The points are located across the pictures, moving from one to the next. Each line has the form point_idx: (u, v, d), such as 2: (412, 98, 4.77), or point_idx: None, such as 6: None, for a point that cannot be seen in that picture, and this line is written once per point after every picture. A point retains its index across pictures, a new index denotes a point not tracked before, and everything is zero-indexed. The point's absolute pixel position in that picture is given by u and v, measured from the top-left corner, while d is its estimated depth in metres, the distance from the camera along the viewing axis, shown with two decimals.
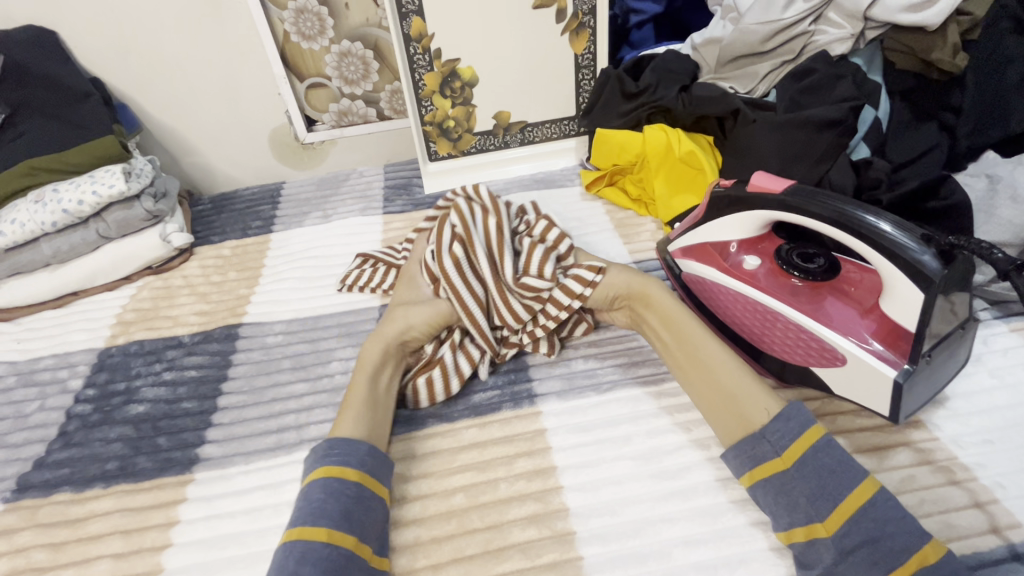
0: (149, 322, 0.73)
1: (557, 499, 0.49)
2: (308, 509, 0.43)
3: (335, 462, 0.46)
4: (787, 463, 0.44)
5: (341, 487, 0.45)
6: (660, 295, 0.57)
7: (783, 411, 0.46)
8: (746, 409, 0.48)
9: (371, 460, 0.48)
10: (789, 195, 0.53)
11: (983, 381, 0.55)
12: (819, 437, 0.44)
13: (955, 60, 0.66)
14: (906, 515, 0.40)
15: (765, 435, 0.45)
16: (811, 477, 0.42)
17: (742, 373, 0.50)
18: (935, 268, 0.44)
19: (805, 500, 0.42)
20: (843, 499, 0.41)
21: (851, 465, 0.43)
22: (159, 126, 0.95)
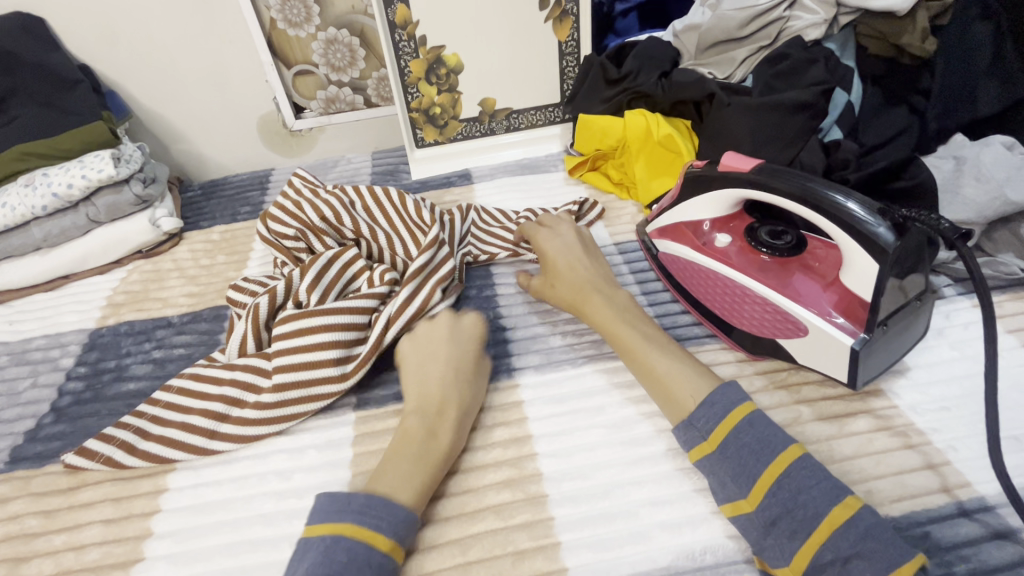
0: (139, 304, 0.75)
1: (531, 465, 0.51)
2: (327, 569, 0.39)
3: (369, 526, 0.42)
4: (712, 446, 0.46)
5: (370, 554, 0.41)
6: (601, 297, 0.59)
7: (709, 397, 0.48)
8: (677, 387, 0.51)
9: (404, 530, 0.43)
10: (757, 173, 0.55)
11: (943, 353, 0.57)
12: (740, 419, 0.46)
13: (925, 44, 0.68)
14: (822, 482, 0.42)
15: (693, 422, 0.48)
16: (732, 458, 0.44)
17: (670, 356, 0.53)
18: (888, 240, 0.46)
19: (730, 480, 0.44)
20: (761, 476, 0.43)
21: (770, 441, 0.44)
22: (149, 114, 0.96)
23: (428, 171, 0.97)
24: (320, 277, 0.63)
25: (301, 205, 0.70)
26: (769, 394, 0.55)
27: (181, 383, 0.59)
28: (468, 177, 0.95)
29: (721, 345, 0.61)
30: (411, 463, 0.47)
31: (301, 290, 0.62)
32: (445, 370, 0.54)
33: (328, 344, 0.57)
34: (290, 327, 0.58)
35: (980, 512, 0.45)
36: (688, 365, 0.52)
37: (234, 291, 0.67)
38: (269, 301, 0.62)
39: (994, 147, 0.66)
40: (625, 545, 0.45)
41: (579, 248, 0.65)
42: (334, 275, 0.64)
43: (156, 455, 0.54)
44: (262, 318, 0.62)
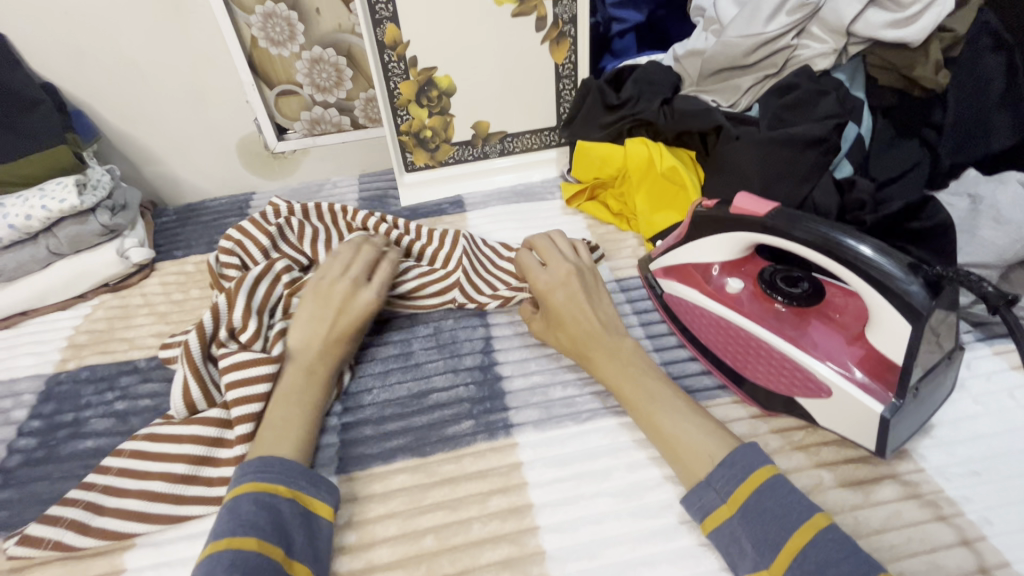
0: (103, 345, 0.69)
1: (532, 541, 0.46)
2: (236, 522, 0.42)
3: (263, 479, 0.45)
4: (732, 509, 0.43)
5: (272, 502, 0.44)
6: (601, 346, 0.55)
7: (730, 457, 0.45)
8: (688, 450, 0.47)
9: (302, 475, 0.47)
10: (773, 219, 0.51)
11: (968, 408, 0.54)
12: (762, 480, 0.43)
13: (937, 77, 0.66)
14: (855, 553, 0.38)
15: (711, 483, 0.44)
16: (754, 523, 0.41)
17: (677, 415, 0.49)
18: (923, 300, 0.43)
19: (752, 547, 0.41)
20: (785, 542, 0.40)
21: (792, 507, 0.41)
22: (120, 135, 0.90)
23: (418, 197, 0.93)
24: (250, 300, 0.60)
25: (246, 230, 0.68)
26: (787, 456, 0.51)
27: (135, 446, 0.53)
28: (461, 205, 0.91)
29: (733, 398, 0.57)
30: (291, 413, 0.52)
31: (235, 318, 0.59)
32: (324, 333, 0.58)
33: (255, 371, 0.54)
34: (244, 372, 0.54)
35: None
36: (702, 424, 0.48)
37: (166, 351, 0.62)
38: (200, 335, 0.58)
39: (1010, 185, 0.64)
40: None
41: (570, 284, 0.59)
42: (264, 295, 0.62)
43: (112, 531, 0.49)
44: (199, 359, 0.57)
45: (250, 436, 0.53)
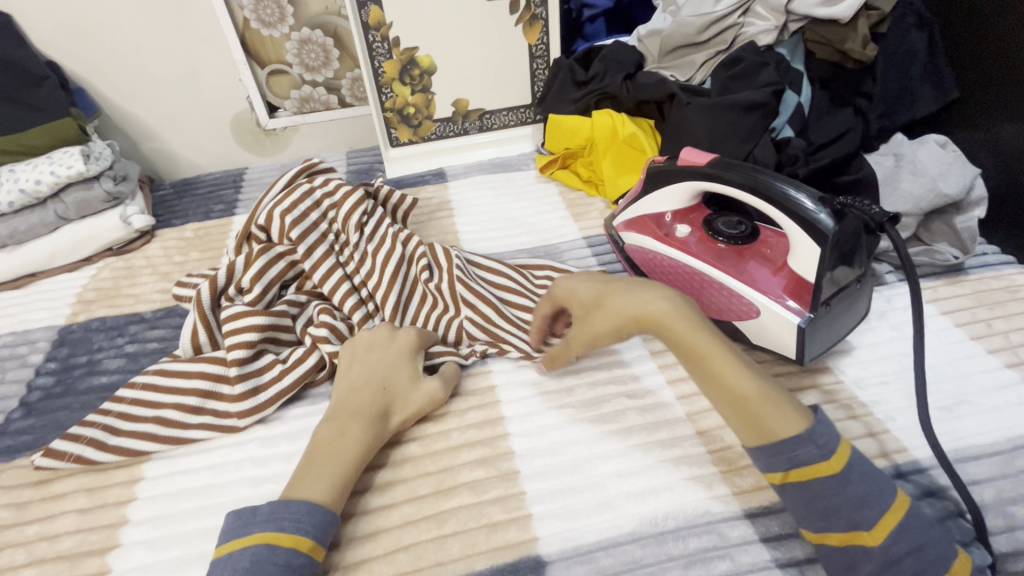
0: (111, 300, 0.74)
1: (503, 444, 0.53)
2: None
3: (270, 529, 0.43)
4: (833, 468, 0.41)
5: (267, 555, 0.42)
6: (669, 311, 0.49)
7: (815, 415, 0.44)
8: (776, 410, 0.43)
9: (318, 524, 0.44)
10: (712, 166, 0.59)
11: (884, 333, 0.62)
12: (844, 460, 0.42)
13: (866, 50, 0.74)
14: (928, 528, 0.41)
15: (812, 437, 0.42)
16: (853, 487, 0.41)
17: (746, 370, 0.46)
18: (829, 225, 0.50)
19: (854, 509, 0.40)
20: (887, 511, 0.40)
21: (882, 481, 0.42)
22: (120, 111, 0.95)
23: (403, 171, 0.99)
24: (263, 269, 0.64)
25: (293, 209, 0.68)
26: None
27: (147, 380, 0.59)
28: (443, 176, 0.97)
29: None
30: (323, 463, 0.48)
31: (243, 280, 0.63)
32: (369, 383, 0.54)
33: (253, 324, 0.59)
34: (239, 322, 0.60)
35: (915, 474, 0.49)
36: (777, 389, 0.46)
37: (179, 290, 0.66)
38: (210, 288, 0.63)
39: (930, 144, 0.73)
40: (593, 514, 0.47)
41: (604, 280, 0.55)
42: (276, 274, 0.65)
43: (128, 448, 0.54)
44: (207, 305, 0.63)
45: (245, 377, 0.57)
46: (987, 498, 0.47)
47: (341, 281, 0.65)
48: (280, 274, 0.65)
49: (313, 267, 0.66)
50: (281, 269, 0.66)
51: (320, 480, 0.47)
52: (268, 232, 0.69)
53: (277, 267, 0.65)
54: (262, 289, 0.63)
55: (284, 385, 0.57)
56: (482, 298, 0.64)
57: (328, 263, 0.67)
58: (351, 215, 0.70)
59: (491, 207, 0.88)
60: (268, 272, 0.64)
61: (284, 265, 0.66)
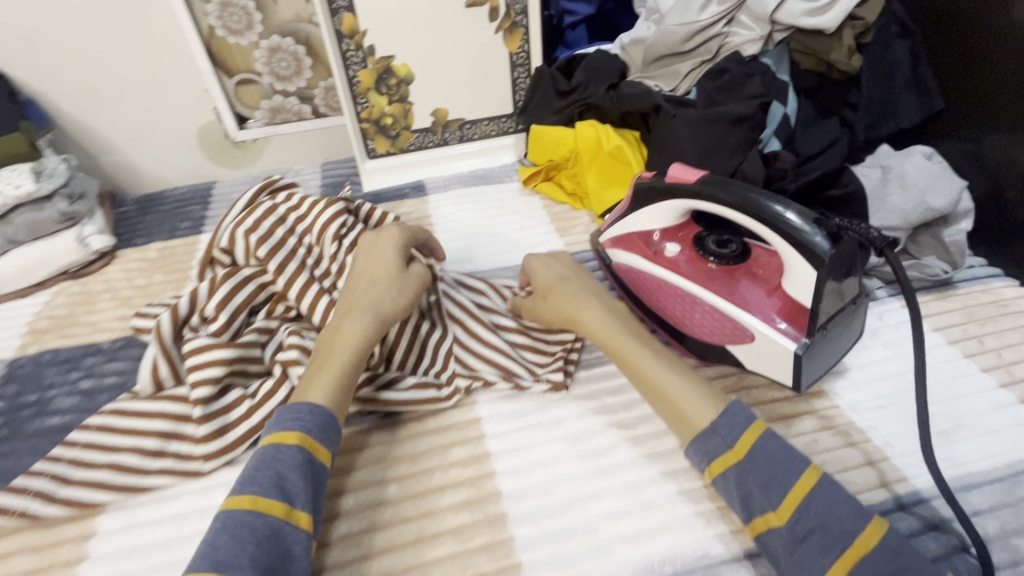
0: (66, 330, 0.69)
1: (489, 483, 0.50)
2: (240, 478, 0.42)
3: (276, 432, 0.45)
4: (738, 456, 0.45)
5: (276, 453, 0.44)
6: (595, 310, 0.57)
7: (731, 407, 0.48)
8: (688, 405, 0.49)
9: (314, 424, 0.46)
10: (701, 185, 0.57)
11: (878, 352, 0.61)
12: (750, 442, 0.45)
13: (851, 61, 0.73)
14: (846, 497, 0.42)
15: (717, 430, 0.47)
16: (758, 468, 0.44)
17: (663, 360, 0.53)
18: (826, 248, 0.48)
19: (759, 491, 0.43)
20: (792, 487, 0.42)
21: (792, 458, 0.44)
22: (76, 124, 0.90)
23: (381, 184, 0.96)
24: (229, 296, 0.60)
25: (257, 227, 0.64)
26: None
27: (102, 421, 0.54)
28: (422, 189, 0.94)
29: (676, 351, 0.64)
30: (321, 362, 0.51)
31: (207, 308, 0.59)
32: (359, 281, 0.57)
33: (217, 356, 0.55)
34: (202, 356, 0.55)
35: (916, 506, 0.47)
36: (699, 386, 0.51)
37: (139, 321, 0.63)
38: (171, 318, 0.59)
39: (915, 156, 0.72)
40: (585, 561, 0.45)
41: (570, 267, 0.64)
42: (243, 299, 0.61)
43: (79, 501, 0.50)
44: (169, 338, 0.58)
45: (208, 417, 0.53)
46: (991, 530, 0.46)
47: (314, 300, 0.61)
48: (247, 297, 0.61)
49: (286, 284, 0.62)
50: (249, 291, 0.62)
51: (324, 379, 0.49)
52: (232, 254, 0.65)
53: (245, 291, 0.61)
54: (228, 316, 0.59)
55: (254, 425, 0.53)
56: (470, 322, 0.61)
57: (300, 283, 0.62)
58: (323, 228, 0.66)
59: (473, 222, 0.85)
60: (231, 295, 0.60)
61: (252, 287, 0.62)
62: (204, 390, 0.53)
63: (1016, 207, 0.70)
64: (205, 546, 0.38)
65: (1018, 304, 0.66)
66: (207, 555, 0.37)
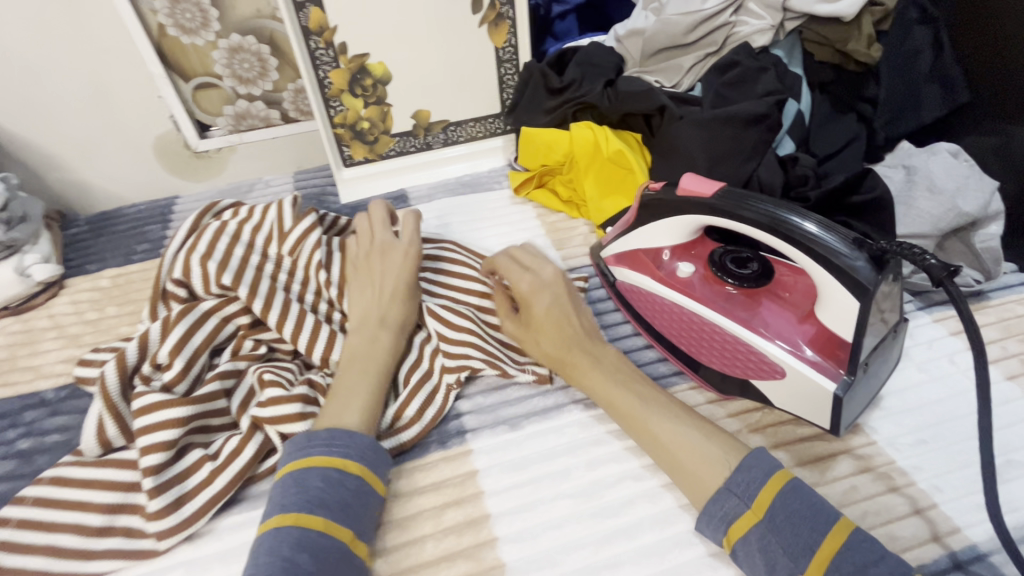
0: (4, 377, 0.61)
1: (490, 554, 0.44)
2: (303, 497, 0.40)
3: (337, 453, 0.43)
4: (759, 514, 0.39)
5: (341, 479, 0.42)
6: (589, 359, 0.51)
7: (743, 461, 0.41)
8: (694, 462, 0.43)
9: (373, 451, 0.44)
10: (720, 199, 0.50)
11: (913, 377, 0.55)
12: (769, 500, 0.39)
13: (870, 50, 0.67)
14: (884, 558, 0.35)
15: (730, 488, 0.40)
16: (783, 528, 0.38)
17: (660, 412, 0.46)
18: (868, 274, 0.43)
19: (783, 555, 0.37)
20: (819, 548, 0.36)
21: (818, 509, 0.38)
22: (14, 138, 0.81)
23: (359, 193, 0.88)
24: (185, 338, 0.53)
25: (211, 252, 0.57)
26: (745, 440, 0.51)
27: (39, 492, 0.47)
28: (405, 200, 0.86)
29: (691, 383, 0.57)
30: (356, 386, 0.48)
31: (161, 353, 0.52)
32: (379, 298, 0.54)
33: (173, 413, 0.48)
34: (152, 418, 0.48)
35: (973, 563, 0.42)
36: (710, 441, 0.44)
37: (82, 368, 0.56)
38: (117, 366, 0.52)
39: (941, 155, 0.66)
40: None
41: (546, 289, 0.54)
42: (203, 339, 0.53)
43: None
44: (115, 393, 0.51)
45: (160, 489, 0.45)
46: None
47: (296, 313, 0.56)
48: (210, 333, 0.54)
49: (264, 308, 0.55)
50: (211, 326, 0.54)
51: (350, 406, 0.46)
52: (187, 286, 0.58)
53: (206, 329, 0.54)
54: (187, 360, 0.52)
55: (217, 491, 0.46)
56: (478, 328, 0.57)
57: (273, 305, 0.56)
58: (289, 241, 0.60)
59: (462, 235, 0.78)
60: (184, 336, 0.52)
61: (213, 323, 0.55)
62: (154, 457, 0.46)
63: None
64: (281, 562, 0.37)
65: None
66: (288, 575, 0.36)
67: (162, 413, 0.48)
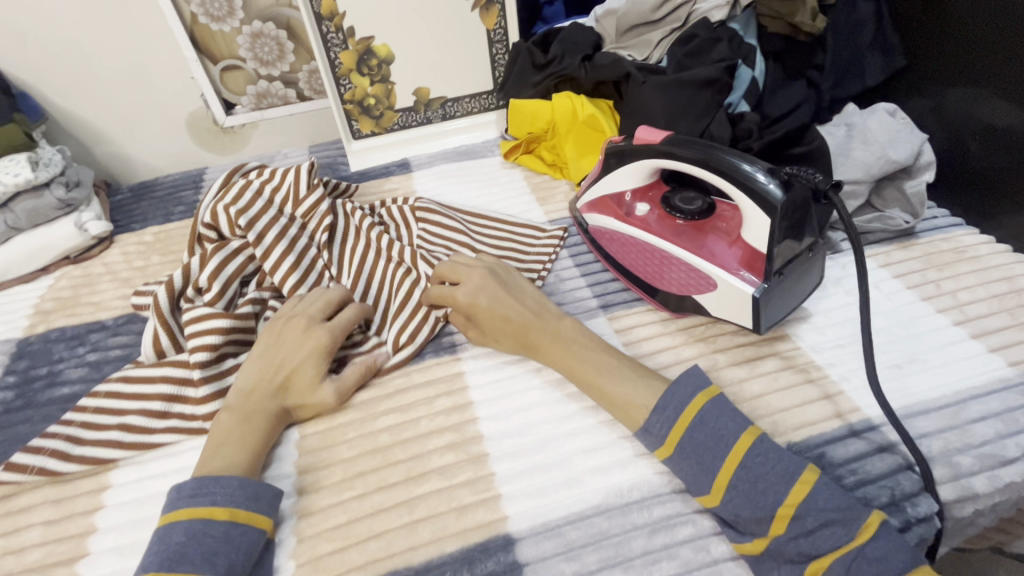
0: (71, 309, 0.73)
1: (472, 428, 0.54)
2: (165, 554, 0.42)
3: (202, 504, 0.44)
4: (670, 450, 0.47)
5: (206, 528, 0.43)
6: (544, 337, 0.56)
7: (662, 400, 0.48)
8: (629, 399, 0.50)
9: (243, 493, 0.46)
10: (668, 144, 0.59)
11: (841, 298, 0.64)
12: (678, 437, 0.46)
13: (815, 22, 0.75)
14: (776, 465, 0.44)
15: (650, 428, 0.48)
16: (690, 456, 0.46)
17: (606, 369, 0.52)
18: (778, 196, 0.52)
19: (694, 476, 0.46)
20: (720, 470, 0.44)
21: (722, 435, 0.45)
22: (67, 116, 0.92)
23: (368, 163, 0.98)
24: (220, 268, 0.63)
25: (236, 201, 0.66)
26: (689, 347, 0.60)
27: (109, 388, 0.58)
28: (407, 166, 0.96)
29: (648, 306, 0.66)
30: (235, 448, 0.49)
31: (201, 279, 0.63)
32: (278, 370, 0.54)
33: (216, 325, 0.59)
34: (202, 325, 0.59)
35: (867, 431, 0.51)
36: (641, 377, 0.51)
37: (136, 299, 0.67)
38: (167, 290, 0.62)
39: (879, 113, 0.75)
40: (560, 491, 0.48)
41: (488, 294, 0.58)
42: (234, 269, 0.64)
43: (94, 457, 0.54)
44: (167, 310, 0.62)
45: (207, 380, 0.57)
46: (935, 450, 0.50)
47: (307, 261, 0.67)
48: (241, 266, 0.65)
49: (265, 254, 0.65)
50: (238, 264, 0.65)
51: (223, 463, 0.48)
52: (217, 229, 0.68)
53: (236, 263, 0.65)
54: (221, 286, 0.63)
55: None
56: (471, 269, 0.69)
57: (290, 250, 0.66)
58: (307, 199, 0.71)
59: (458, 194, 0.88)
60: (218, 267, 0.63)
61: (241, 261, 0.65)
62: (203, 356, 0.57)
63: (977, 156, 0.72)
64: None
65: (976, 250, 0.69)
66: None
67: (207, 325, 0.59)
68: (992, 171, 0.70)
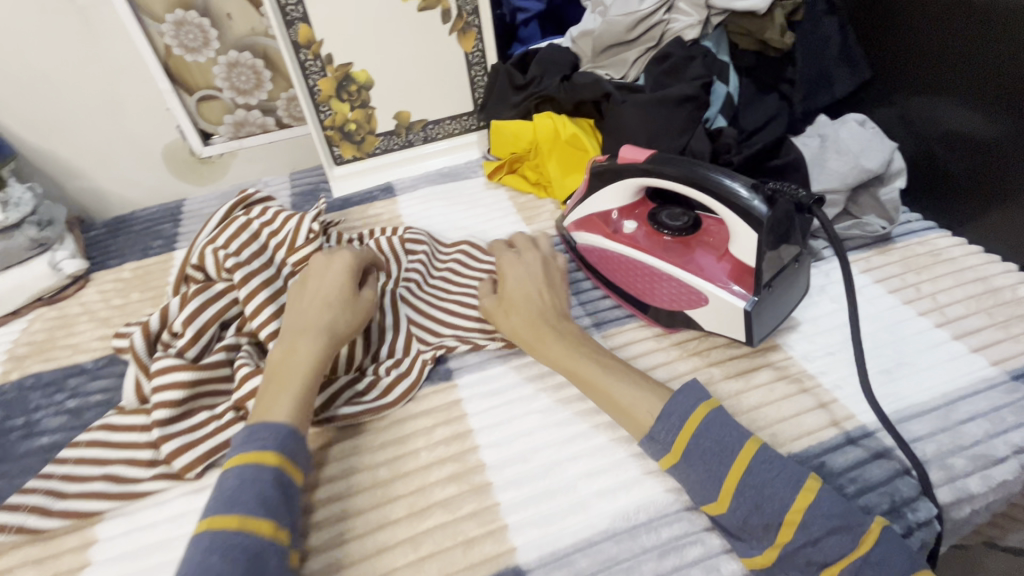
0: (47, 353, 0.70)
1: (473, 457, 0.53)
2: (221, 499, 0.42)
3: (254, 449, 0.45)
4: (676, 458, 0.47)
5: (257, 472, 0.44)
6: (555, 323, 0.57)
7: (665, 409, 0.48)
8: (632, 409, 0.49)
9: (292, 441, 0.47)
10: (653, 163, 0.60)
11: (827, 306, 0.65)
12: (686, 441, 0.46)
13: (784, 38, 0.78)
14: (781, 473, 0.44)
15: (656, 436, 0.48)
16: (697, 464, 0.46)
17: (611, 374, 0.52)
18: (762, 211, 0.53)
19: (702, 485, 0.45)
20: (726, 478, 0.44)
21: (727, 443, 0.45)
22: (36, 152, 0.90)
23: (351, 188, 0.98)
24: (195, 316, 0.60)
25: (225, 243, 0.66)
26: (684, 362, 0.61)
27: (91, 438, 0.55)
28: (391, 190, 0.96)
29: (640, 322, 0.67)
30: (280, 388, 0.50)
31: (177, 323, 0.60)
32: (314, 304, 0.56)
33: (181, 377, 0.56)
34: (163, 379, 0.56)
35: (863, 438, 0.52)
36: (644, 390, 0.51)
37: (117, 341, 0.65)
38: (144, 334, 0.61)
39: (849, 123, 0.77)
40: (566, 517, 0.48)
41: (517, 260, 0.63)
42: (212, 315, 0.61)
43: (78, 510, 0.51)
44: (144, 356, 0.61)
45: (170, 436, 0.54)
46: (929, 453, 0.51)
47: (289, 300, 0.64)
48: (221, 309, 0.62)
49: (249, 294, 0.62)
50: (216, 306, 0.62)
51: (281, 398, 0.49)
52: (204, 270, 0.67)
53: (213, 307, 0.61)
54: (197, 333, 0.60)
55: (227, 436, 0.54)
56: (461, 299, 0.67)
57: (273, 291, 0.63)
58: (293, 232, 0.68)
59: (444, 216, 0.88)
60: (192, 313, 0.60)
61: (218, 303, 0.62)
62: (166, 410, 0.54)
63: (943, 162, 0.75)
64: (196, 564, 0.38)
65: (951, 252, 0.71)
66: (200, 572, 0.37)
67: (174, 376, 0.56)
68: (957, 176, 0.73)
